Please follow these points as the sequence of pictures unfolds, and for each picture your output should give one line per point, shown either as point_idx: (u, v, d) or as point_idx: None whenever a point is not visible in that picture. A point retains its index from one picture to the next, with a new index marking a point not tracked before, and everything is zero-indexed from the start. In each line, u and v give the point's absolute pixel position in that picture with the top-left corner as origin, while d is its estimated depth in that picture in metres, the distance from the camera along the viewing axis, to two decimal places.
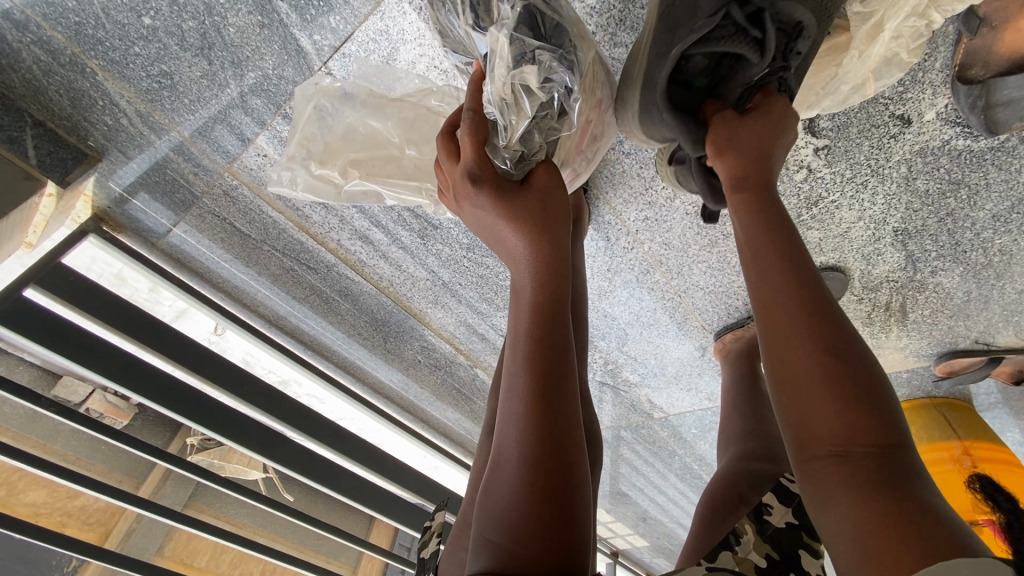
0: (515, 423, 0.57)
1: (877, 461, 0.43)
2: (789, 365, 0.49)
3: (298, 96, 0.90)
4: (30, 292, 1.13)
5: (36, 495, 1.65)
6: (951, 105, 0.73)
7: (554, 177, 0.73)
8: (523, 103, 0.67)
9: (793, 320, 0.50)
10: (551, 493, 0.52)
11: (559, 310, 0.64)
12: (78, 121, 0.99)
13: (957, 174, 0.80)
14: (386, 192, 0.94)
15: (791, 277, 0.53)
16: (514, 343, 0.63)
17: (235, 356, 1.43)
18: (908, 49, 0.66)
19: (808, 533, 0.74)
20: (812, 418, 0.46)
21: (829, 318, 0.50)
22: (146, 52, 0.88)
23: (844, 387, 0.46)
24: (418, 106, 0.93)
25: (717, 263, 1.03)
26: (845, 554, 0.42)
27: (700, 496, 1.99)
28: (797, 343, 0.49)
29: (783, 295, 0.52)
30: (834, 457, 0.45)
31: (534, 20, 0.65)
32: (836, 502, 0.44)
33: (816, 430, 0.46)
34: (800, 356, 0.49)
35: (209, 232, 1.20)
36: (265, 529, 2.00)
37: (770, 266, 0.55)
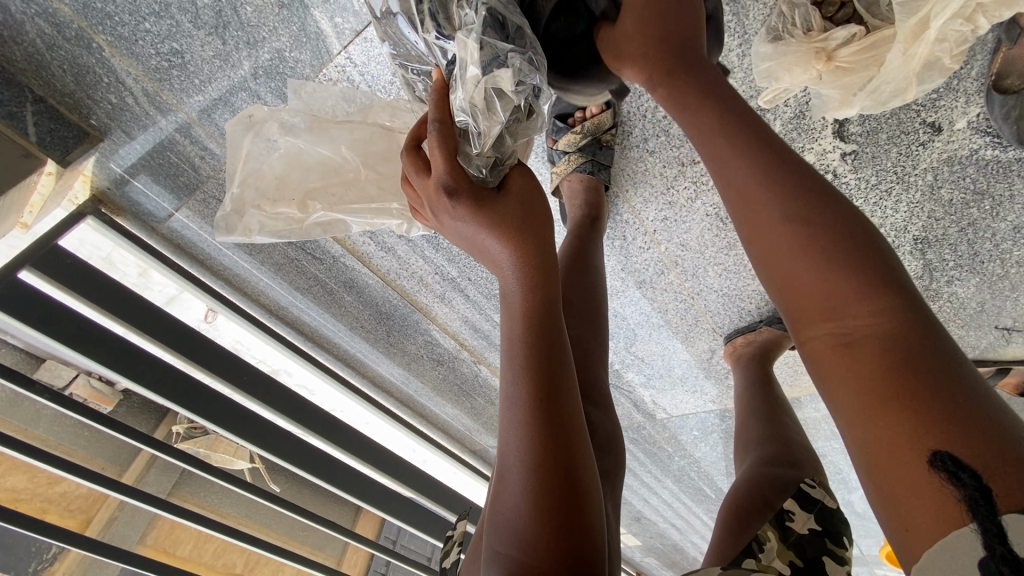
0: (514, 434, 0.55)
1: (880, 337, 0.43)
2: (779, 255, 0.50)
3: (234, 130, 0.85)
4: (24, 274, 1.09)
5: (16, 480, 1.60)
6: (982, 114, 0.74)
7: (530, 178, 0.68)
8: (495, 107, 0.63)
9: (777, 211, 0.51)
10: (556, 512, 0.51)
11: (552, 311, 0.62)
12: (80, 99, 0.95)
13: (982, 185, 0.80)
14: (352, 219, 0.87)
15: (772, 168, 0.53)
16: (507, 351, 0.61)
17: (225, 341, 1.38)
18: (952, 54, 0.63)
19: (832, 539, 0.73)
20: (809, 306, 0.48)
21: (817, 200, 0.50)
22: (157, 29, 0.85)
23: (836, 268, 0.46)
24: (368, 125, 0.88)
25: (734, 267, 1.02)
26: (854, 448, 0.44)
27: (696, 499, 1.99)
28: (785, 234, 0.50)
29: (766, 190, 0.52)
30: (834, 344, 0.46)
31: (499, 23, 0.63)
32: (839, 364, 0.45)
33: (814, 315, 0.47)
34: (788, 244, 0.49)
35: (212, 219, 1.16)
36: (250, 518, 1.98)
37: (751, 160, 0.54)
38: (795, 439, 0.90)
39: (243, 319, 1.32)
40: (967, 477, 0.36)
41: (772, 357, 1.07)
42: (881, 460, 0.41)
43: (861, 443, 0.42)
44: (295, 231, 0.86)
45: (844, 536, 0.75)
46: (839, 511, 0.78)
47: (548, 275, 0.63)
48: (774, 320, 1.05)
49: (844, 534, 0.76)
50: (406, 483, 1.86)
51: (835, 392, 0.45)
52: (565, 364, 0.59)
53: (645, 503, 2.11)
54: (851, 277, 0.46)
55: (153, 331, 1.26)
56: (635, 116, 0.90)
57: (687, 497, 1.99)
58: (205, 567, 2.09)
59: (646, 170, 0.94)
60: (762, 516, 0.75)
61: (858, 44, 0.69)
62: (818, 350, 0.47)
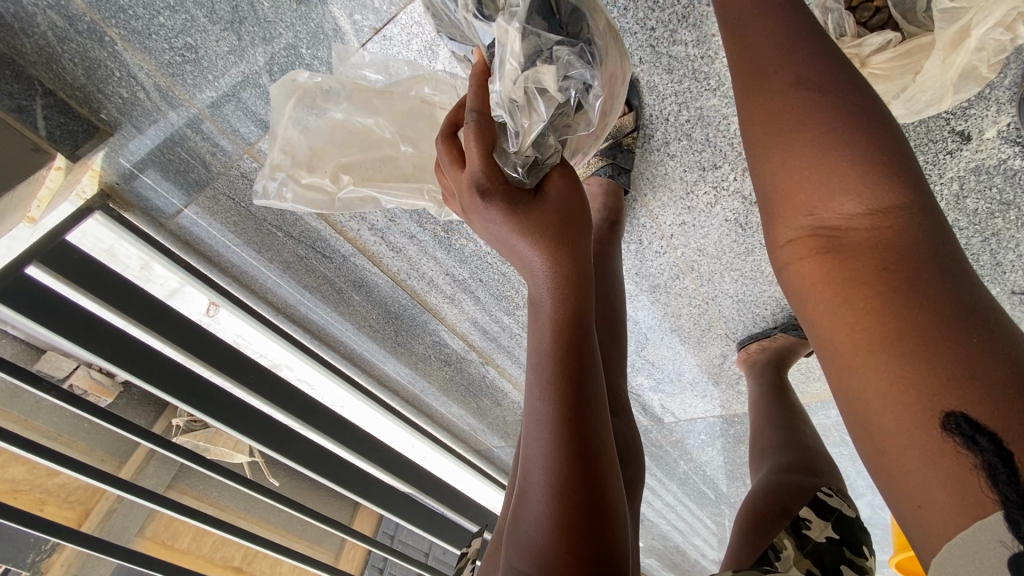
0: (540, 452, 0.54)
1: (875, 243, 0.37)
2: (773, 143, 0.42)
3: (276, 93, 0.83)
4: (32, 269, 1.08)
5: (17, 471, 1.60)
6: (1013, 124, 0.72)
7: (570, 181, 0.66)
8: (537, 104, 0.64)
9: (783, 91, 0.42)
10: (583, 534, 0.50)
11: (583, 326, 0.61)
12: (91, 92, 0.94)
13: (1009, 195, 0.79)
14: (383, 197, 0.86)
15: (781, 46, 0.45)
16: (534, 364, 0.59)
17: (226, 334, 1.35)
18: (988, 63, 0.64)
19: (851, 549, 0.72)
20: (799, 206, 0.41)
21: (831, 82, 0.42)
22: (171, 24, 0.84)
23: (840, 161, 0.39)
24: (409, 96, 0.86)
25: (751, 272, 1.01)
26: (835, 373, 0.37)
27: (701, 503, 1.99)
28: (785, 118, 0.42)
29: (770, 70, 0.44)
30: (820, 250, 0.39)
31: (549, 10, 0.63)
32: (819, 288, 0.39)
33: (804, 216, 0.40)
34: (786, 131, 0.42)
35: (222, 216, 1.15)
36: (247, 513, 1.95)
37: (755, 40, 0.46)
38: (813, 448, 0.89)
39: (251, 317, 1.31)
40: (986, 441, 0.29)
41: (787, 362, 1.06)
42: (872, 393, 0.34)
43: (847, 372, 0.36)
44: (326, 203, 0.86)
45: (863, 546, 0.74)
46: (856, 520, 0.78)
47: (582, 288, 0.62)
48: (789, 326, 1.05)
49: (863, 543, 0.75)
50: (408, 480, 1.85)
51: (814, 309, 0.39)
52: (593, 379, 0.58)
53: (649, 505, 2.11)
54: (857, 174, 0.38)
55: (157, 325, 1.25)
56: (657, 120, 0.86)
57: (692, 501, 1.99)
58: (203, 559, 2.07)
59: (666, 174, 0.92)
60: (780, 522, 0.73)
61: (893, 52, 0.68)
62: (797, 257, 0.41)
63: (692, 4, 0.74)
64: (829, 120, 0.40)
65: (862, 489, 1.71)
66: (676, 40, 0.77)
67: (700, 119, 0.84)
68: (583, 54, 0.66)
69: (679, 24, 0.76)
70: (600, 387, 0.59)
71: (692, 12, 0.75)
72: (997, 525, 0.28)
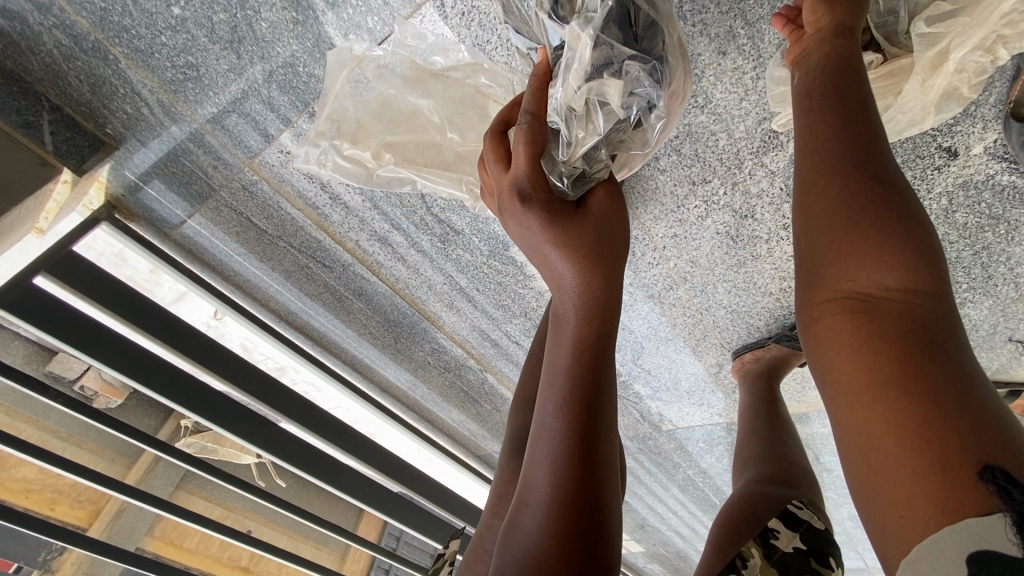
0: (547, 466, 0.55)
1: (908, 315, 0.41)
2: (828, 214, 0.47)
3: (333, 61, 0.83)
4: (40, 280, 1.11)
5: (27, 471, 1.63)
6: (999, 140, 0.73)
7: (614, 198, 0.68)
8: (596, 116, 0.64)
9: (846, 171, 0.47)
10: (575, 547, 0.51)
11: (604, 345, 0.61)
12: (96, 108, 0.97)
13: (998, 210, 0.81)
14: (419, 180, 0.91)
15: (849, 133, 0.49)
16: (551, 377, 0.61)
17: (233, 342, 1.38)
18: (970, 83, 0.65)
19: (818, 559, 0.72)
20: (841, 270, 0.45)
21: (894, 174, 0.46)
22: (173, 43, 0.86)
23: (889, 240, 0.43)
24: (464, 84, 0.88)
25: (743, 283, 1.02)
26: (842, 414, 0.42)
27: (701, 508, 1.99)
28: (843, 193, 0.46)
29: (833, 150, 0.49)
30: (854, 311, 0.44)
31: (627, 17, 0.61)
32: (842, 342, 0.44)
33: (842, 281, 0.45)
34: (842, 205, 0.46)
35: (225, 227, 1.18)
36: (255, 513, 2.00)
37: (827, 123, 0.51)
38: (794, 461, 0.89)
39: (251, 322, 1.33)
40: (1019, 494, 0.32)
41: (779, 374, 1.08)
42: (880, 432, 0.38)
43: (857, 411, 0.40)
44: (363, 177, 0.90)
45: (830, 557, 0.73)
46: (826, 532, 0.77)
47: (608, 313, 0.62)
48: (783, 337, 1.06)
49: (830, 555, 0.74)
50: (411, 486, 1.87)
51: (837, 360, 0.44)
52: (607, 402, 0.59)
53: (650, 510, 2.11)
54: (902, 254, 0.43)
55: (160, 331, 1.28)
56: None
57: (693, 506, 2.00)
58: (211, 559, 2.10)
59: (657, 188, 0.92)
60: (751, 530, 0.75)
61: (875, 73, 0.67)
62: (832, 317, 0.45)
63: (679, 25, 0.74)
64: (885, 203, 0.45)
65: None
66: None
67: (689, 135, 0.84)
68: (658, 68, 0.63)
69: None
70: (613, 410, 0.59)
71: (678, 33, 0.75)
72: (1006, 538, 0.31)
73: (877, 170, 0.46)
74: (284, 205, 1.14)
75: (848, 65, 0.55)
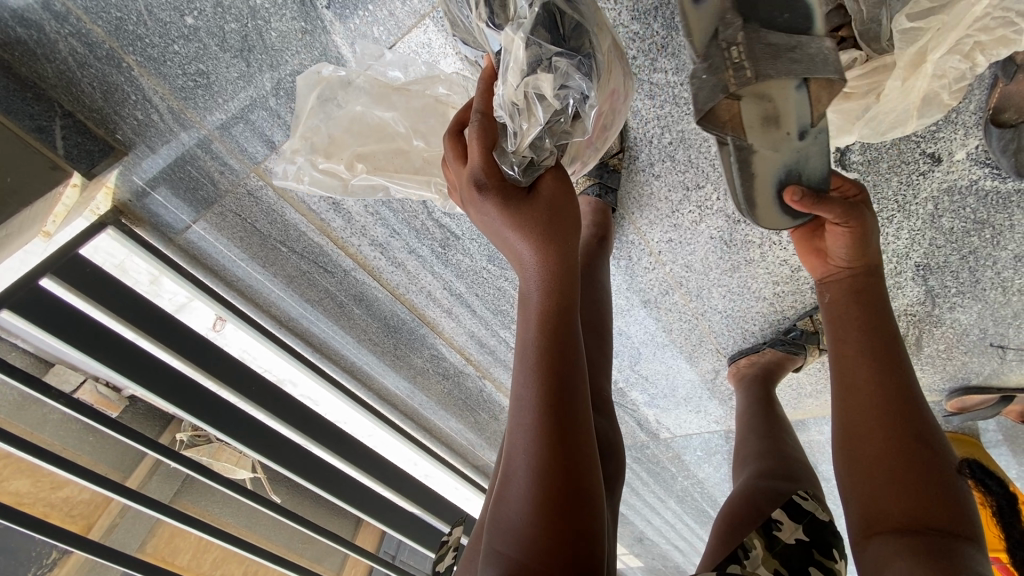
0: (524, 439, 0.56)
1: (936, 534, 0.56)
2: (872, 452, 0.63)
3: (301, 85, 0.86)
4: (46, 282, 1.11)
5: (20, 484, 1.52)
6: (981, 147, 0.78)
7: (563, 183, 0.67)
8: (535, 108, 0.66)
9: (881, 416, 0.64)
10: (559, 519, 0.52)
11: (568, 319, 0.62)
12: (107, 114, 0.99)
13: (982, 215, 0.85)
14: (392, 185, 0.91)
15: (890, 384, 0.66)
16: (520, 353, 0.61)
17: (232, 349, 1.36)
18: (949, 90, 0.69)
19: (820, 551, 0.72)
20: (880, 495, 0.61)
21: (923, 428, 0.63)
22: (185, 51, 0.90)
23: (919, 478, 0.60)
24: (425, 95, 0.89)
25: (738, 288, 1.05)
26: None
27: (698, 521, 1.97)
28: (886, 441, 0.63)
29: (875, 399, 0.65)
30: (899, 527, 0.58)
31: (554, 21, 0.63)
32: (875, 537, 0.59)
33: (885, 511, 0.60)
34: (884, 446, 0.63)
35: (228, 232, 1.20)
36: (250, 531, 1.93)
37: (859, 368, 0.68)
38: (793, 456, 0.91)
39: (252, 329, 1.33)
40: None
41: (774, 378, 1.08)
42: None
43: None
44: (338, 189, 0.90)
45: (834, 550, 0.73)
46: (831, 525, 0.78)
47: (565, 286, 0.63)
48: (777, 341, 1.08)
49: (834, 548, 0.74)
50: (410, 497, 1.88)
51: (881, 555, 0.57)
52: (578, 374, 0.59)
53: (649, 523, 2.09)
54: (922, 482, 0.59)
55: (163, 337, 1.29)
56: (641, 142, 0.91)
57: (691, 519, 1.98)
58: None
59: (652, 194, 0.96)
60: (752, 523, 0.75)
61: (862, 69, 0.72)
62: (881, 536, 0.59)
63: (670, 35, 0.78)
64: (915, 450, 0.61)
65: None
66: (656, 68, 0.82)
67: (682, 141, 0.88)
68: (586, 63, 0.65)
69: (658, 54, 0.80)
70: (585, 380, 0.60)
71: (670, 42, 0.79)
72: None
73: (910, 421, 0.63)
74: (288, 210, 1.16)
75: (882, 308, 0.71)
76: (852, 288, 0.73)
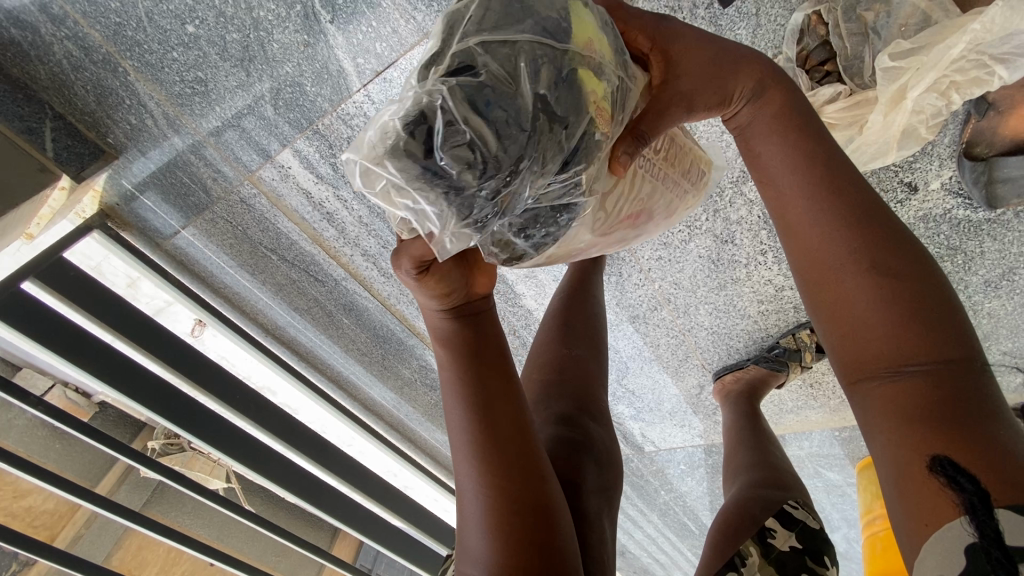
0: (467, 469, 0.59)
1: (931, 386, 0.45)
2: (837, 304, 0.49)
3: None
4: (28, 285, 1.09)
5: None
6: (954, 178, 0.82)
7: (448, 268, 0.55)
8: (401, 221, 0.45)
9: (838, 247, 0.50)
10: (521, 534, 0.57)
11: (489, 350, 0.60)
12: (100, 118, 0.98)
13: (955, 242, 0.90)
14: None
15: (845, 205, 0.51)
16: (448, 388, 0.61)
17: (211, 354, 1.35)
18: (927, 125, 0.73)
19: (811, 557, 0.78)
20: (867, 357, 0.48)
21: (900, 259, 0.48)
22: (184, 59, 0.90)
23: (908, 320, 0.46)
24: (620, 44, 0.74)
25: (723, 306, 1.08)
26: (888, 463, 0.46)
27: (678, 536, 1.99)
28: (854, 289, 0.48)
29: (827, 242, 0.50)
30: (892, 396, 0.46)
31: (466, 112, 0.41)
32: (881, 419, 0.47)
33: (866, 360, 0.48)
34: (852, 293, 0.48)
35: (218, 238, 1.19)
36: (221, 542, 1.85)
37: (804, 216, 0.53)
38: (780, 466, 0.93)
39: (238, 336, 1.32)
40: (966, 482, 0.41)
41: (760, 393, 1.10)
42: (914, 495, 0.44)
43: (898, 463, 0.45)
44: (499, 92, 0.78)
45: (824, 555, 0.79)
46: (820, 531, 0.82)
47: (473, 329, 0.59)
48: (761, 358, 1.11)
49: (825, 553, 0.80)
50: (392, 509, 1.85)
51: (883, 428, 0.47)
52: (509, 399, 0.60)
53: (630, 537, 2.10)
54: (923, 333, 0.46)
55: (143, 340, 1.26)
56: None
57: (672, 533, 1.99)
58: None
59: None
60: (747, 530, 0.78)
61: (844, 103, 0.76)
62: (869, 388, 0.48)
63: None
64: (895, 281, 0.47)
65: (840, 526, 1.72)
66: None
67: None
68: (484, 209, 0.44)
69: None
70: (519, 411, 0.61)
71: None
72: (964, 531, 0.40)
73: (878, 245, 0.49)
74: (280, 219, 1.16)
75: (814, 133, 0.56)
76: (772, 111, 0.59)
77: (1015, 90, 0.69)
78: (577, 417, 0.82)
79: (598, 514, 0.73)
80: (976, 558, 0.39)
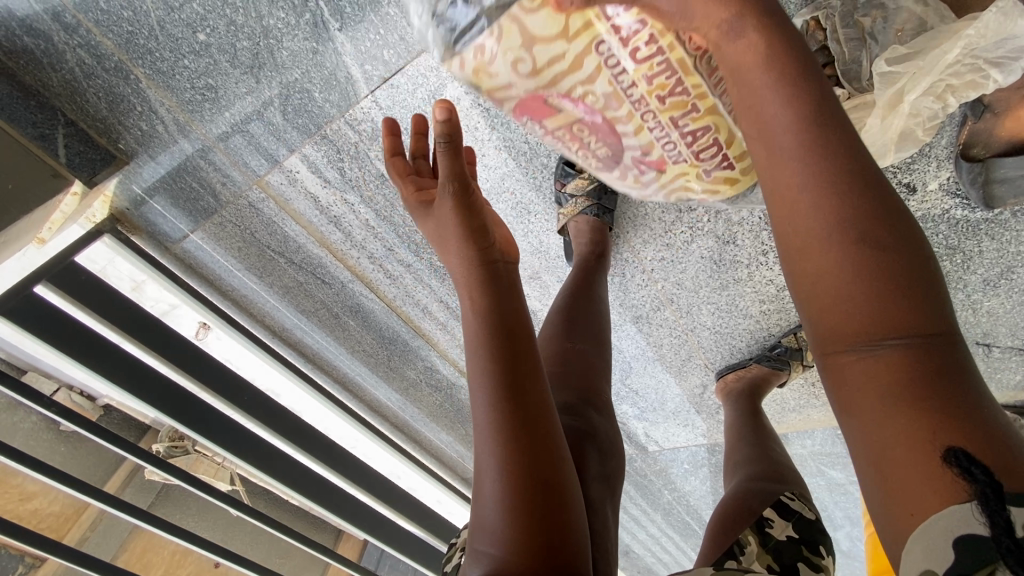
0: (486, 436, 0.60)
1: (914, 366, 0.41)
2: (821, 275, 0.45)
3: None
4: (40, 288, 1.11)
5: None
6: (952, 178, 0.85)
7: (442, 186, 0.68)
8: None
9: (820, 210, 0.46)
10: (537, 510, 0.56)
11: (511, 322, 0.64)
12: (111, 124, 1.00)
13: (954, 241, 0.91)
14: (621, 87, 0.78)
15: (830, 163, 0.47)
16: (472, 355, 0.64)
17: (217, 354, 1.36)
18: (924, 127, 0.74)
19: (808, 547, 0.79)
20: (845, 332, 0.44)
21: (886, 227, 0.44)
22: (195, 66, 0.92)
23: (891, 292, 0.43)
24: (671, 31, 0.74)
25: (726, 306, 1.10)
26: (865, 442, 0.43)
27: (682, 536, 1.99)
28: (835, 258, 0.45)
29: (810, 205, 0.46)
30: (871, 373, 0.43)
31: None
32: (858, 397, 0.44)
33: (844, 335, 0.44)
34: (832, 262, 0.45)
35: (226, 242, 1.20)
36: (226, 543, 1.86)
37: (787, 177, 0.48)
38: (779, 460, 0.94)
39: (244, 337, 1.33)
40: (980, 473, 0.37)
41: (761, 392, 1.11)
42: (896, 478, 0.40)
43: (879, 443, 0.42)
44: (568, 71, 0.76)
45: (819, 546, 0.80)
46: (817, 522, 0.83)
47: (496, 299, 0.65)
48: (763, 357, 1.12)
49: (820, 544, 0.80)
50: (397, 509, 1.85)
51: (861, 408, 0.43)
52: (531, 369, 0.63)
53: (634, 536, 2.11)
54: (904, 308, 0.43)
55: (153, 342, 1.27)
56: None
57: (676, 533, 1.99)
58: None
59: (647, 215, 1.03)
60: (746, 520, 0.79)
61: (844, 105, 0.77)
62: (847, 365, 0.44)
63: None
64: (876, 249, 0.44)
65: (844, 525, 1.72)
66: None
67: None
68: None
69: None
70: (540, 383, 0.63)
71: None
72: (969, 520, 0.36)
73: (862, 209, 0.45)
74: (288, 222, 1.18)
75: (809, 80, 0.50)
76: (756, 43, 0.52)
77: (1011, 91, 0.71)
78: (581, 408, 0.83)
79: (600, 501, 0.75)
80: (974, 550, 0.35)
